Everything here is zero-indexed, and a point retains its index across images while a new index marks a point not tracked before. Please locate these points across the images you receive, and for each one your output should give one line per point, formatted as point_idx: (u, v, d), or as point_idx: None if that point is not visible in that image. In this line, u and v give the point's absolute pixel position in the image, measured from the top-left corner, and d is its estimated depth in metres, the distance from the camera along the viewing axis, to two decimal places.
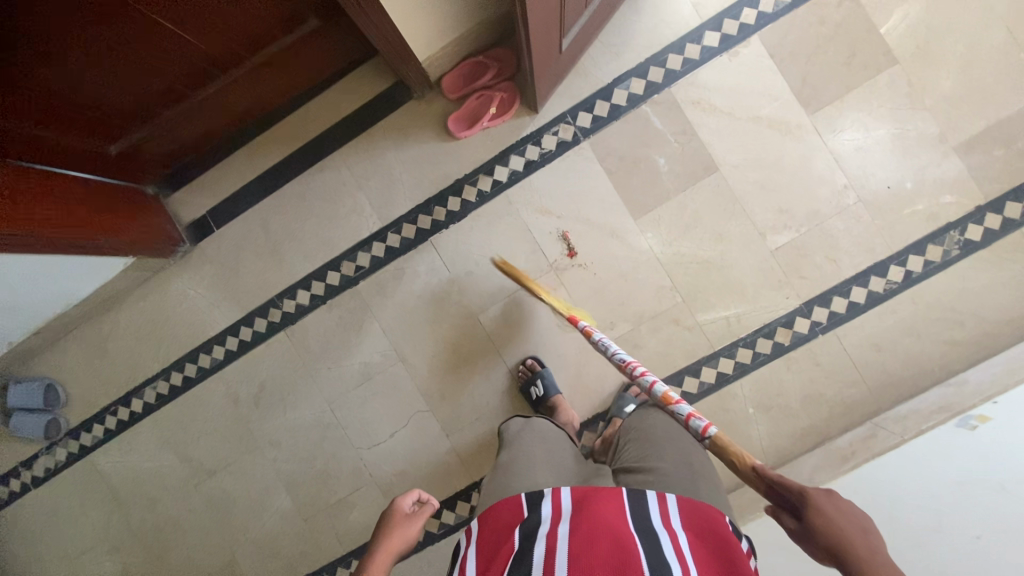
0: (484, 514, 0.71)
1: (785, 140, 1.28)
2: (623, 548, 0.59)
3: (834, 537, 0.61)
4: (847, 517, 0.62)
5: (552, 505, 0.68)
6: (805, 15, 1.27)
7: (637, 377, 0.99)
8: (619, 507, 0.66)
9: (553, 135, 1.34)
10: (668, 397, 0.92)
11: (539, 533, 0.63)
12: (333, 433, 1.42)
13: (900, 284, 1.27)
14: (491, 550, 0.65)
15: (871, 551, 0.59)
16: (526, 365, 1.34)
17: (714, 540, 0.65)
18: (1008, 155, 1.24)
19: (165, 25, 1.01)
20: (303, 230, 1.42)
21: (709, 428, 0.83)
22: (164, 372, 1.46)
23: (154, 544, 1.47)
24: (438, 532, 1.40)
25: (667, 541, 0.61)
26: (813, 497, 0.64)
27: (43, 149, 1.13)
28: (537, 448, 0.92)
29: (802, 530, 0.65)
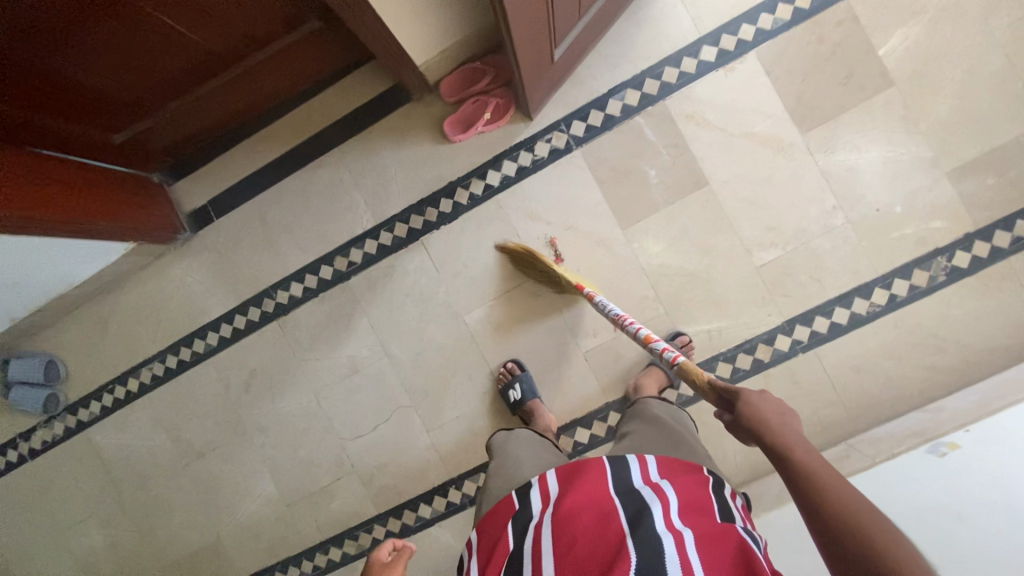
0: (481, 524, 0.85)
1: (776, 158, 1.28)
2: (603, 510, 0.72)
3: (757, 422, 0.66)
4: (771, 405, 0.68)
5: (540, 493, 0.81)
6: (803, 34, 1.27)
7: (626, 327, 1.05)
8: (600, 476, 0.79)
9: (546, 143, 1.35)
10: (648, 338, 0.99)
11: (532, 521, 0.77)
12: (318, 423, 1.46)
13: (883, 307, 1.27)
14: (491, 545, 0.79)
15: (796, 435, 0.65)
16: (506, 369, 1.37)
17: (691, 485, 0.77)
18: (1001, 183, 1.24)
19: (164, 20, 1.04)
20: (298, 224, 1.45)
21: (679, 357, 0.88)
22: (160, 355, 1.51)
23: (144, 519, 1.53)
24: (415, 525, 1.43)
25: (646, 491, 0.74)
26: (748, 393, 0.70)
27: (52, 133, 1.18)
28: (518, 446, 1.02)
29: (734, 421, 0.70)
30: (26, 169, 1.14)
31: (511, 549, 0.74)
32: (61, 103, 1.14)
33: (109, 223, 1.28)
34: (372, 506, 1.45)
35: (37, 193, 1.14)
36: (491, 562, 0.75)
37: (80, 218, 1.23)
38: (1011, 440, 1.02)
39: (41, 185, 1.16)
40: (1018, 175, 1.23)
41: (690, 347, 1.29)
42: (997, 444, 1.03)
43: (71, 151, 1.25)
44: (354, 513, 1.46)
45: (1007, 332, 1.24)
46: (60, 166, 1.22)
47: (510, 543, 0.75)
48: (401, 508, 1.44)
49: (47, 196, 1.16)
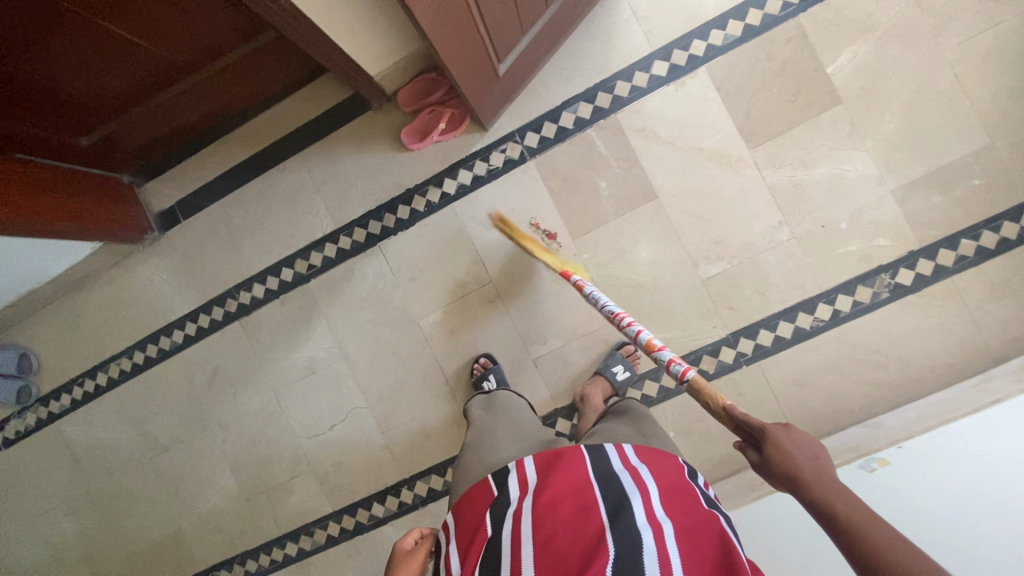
0: (458, 507, 0.81)
1: (723, 173, 1.30)
2: (583, 499, 0.69)
3: (792, 468, 0.67)
4: (803, 448, 0.69)
5: (518, 479, 0.78)
6: (753, 50, 1.28)
7: (623, 327, 1.01)
8: (581, 463, 0.76)
9: (501, 153, 1.38)
10: (651, 344, 0.95)
11: (510, 508, 0.73)
12: (277, 421, 1.50)
13: (826, 322, 1.29)
14: (470, 531, 0.74)
15: (832, 482, 0.66)
16: (479, 364, 1.38)
17: (669, 472, 0.76)
18: (946, 202, 1.24)
19: (106, 25, 1.08)
20: (261, 227, 1.48)
21: (688, 372, 0.87)
22: (128, 351, 1.55)
23: (110, 509, 1.58)
24: (368, 523, 1.47)
25: (625, 479, 0.72)
26: (777, 433, 0.70)
27: (26, 141, 1.23)
28: (497, 426, 1.00)
29: (762, 461, 0.71)
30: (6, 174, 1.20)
31: (490, 536, 0.70)
32: (31, 113, 1.20)
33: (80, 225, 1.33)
34: (327, 503, 1.48)
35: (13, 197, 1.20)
36: (468, 552, 0.71)
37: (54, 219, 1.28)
38: (936, 457, 1.04)
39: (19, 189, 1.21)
40: (963, 195, 1.23)
41: (635, 356, 1.35)
42: (923, 461, 1.05)
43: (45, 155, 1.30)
44: (310, 510, 1.49)
45: (949, 350, 1.25)
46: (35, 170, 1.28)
47: (488, 530, 0.72)
48: (355, 506, 1.47)
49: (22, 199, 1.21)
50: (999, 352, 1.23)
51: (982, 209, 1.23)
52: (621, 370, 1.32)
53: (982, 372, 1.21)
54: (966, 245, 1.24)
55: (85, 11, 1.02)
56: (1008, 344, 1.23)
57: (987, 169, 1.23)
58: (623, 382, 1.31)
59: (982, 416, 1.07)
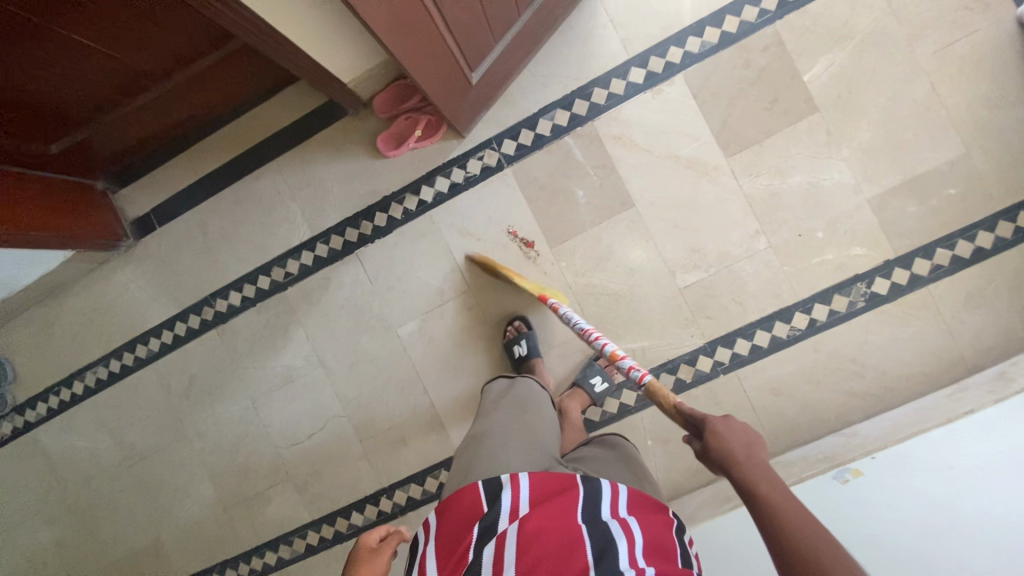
0: (442, 508, 0.79)
1: (701, 181, 1.29)
2: (570, 537, 0.68)
3: (726, 452, 0.69)
4: (736, 434, 0.70)
5: (510, 499, 0.74)
6: (729, 57, 1.27)
7: (591, 342, 1.04)
8: (573, 503, 0.74)
9: (477, 160, 1.37)
10: (614, 354, 0.98)
11: (496, 530, 0.71)
12: (255, 429, 1.49)
13: (803, 330, 1.28)
14: (449, 546, 0.73)
15: (761, 465, 0.67)
16: (514, 326, 1.36)
17: (658, 528, 0.75)
18: (922, 211, 1.24)
19: (67, 34, 1.07)
20: (237, 234, 1.47)
21: (644, 377, 0.89)
22: (104, 359, 1.54)
23: (88, 518, 1.57)
24: (347, 532, 1.46)
25: (613, 526, 0.71)
26: (712, 421, 0.73)
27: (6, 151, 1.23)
28: (505, 427, 0.93)
29: (703, 449, 0.72)
30: None
31: (471, 558, 0.70)
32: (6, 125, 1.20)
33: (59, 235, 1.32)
34: (307, 513, 1.48)
35: None
36: (446, 567, 0.71)
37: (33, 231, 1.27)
38: (909, 470, 1.04)
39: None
40: (939, 205, 1.23)
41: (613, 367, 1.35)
42: (897, 473, 1.05)
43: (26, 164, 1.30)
44: (289, 519, 1.49)
45: (924, 359, 1.25)
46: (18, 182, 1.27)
47: (470, 550, 0.71)
48: (334, 515, 1.47)
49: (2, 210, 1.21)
50: (974, 361, 1.23)
51: (957, 218, 1.23)
52: (600, 381, 1.31)
53: (957, 381, 1.21)
54: (941, 254, 1.24)
55: (42, 19, 1.02)
56: (983, 354, 1.23)
57: (962, 178, 1.22)
58: (600, 394, 1.31)
59: (955, 427, 1.07)
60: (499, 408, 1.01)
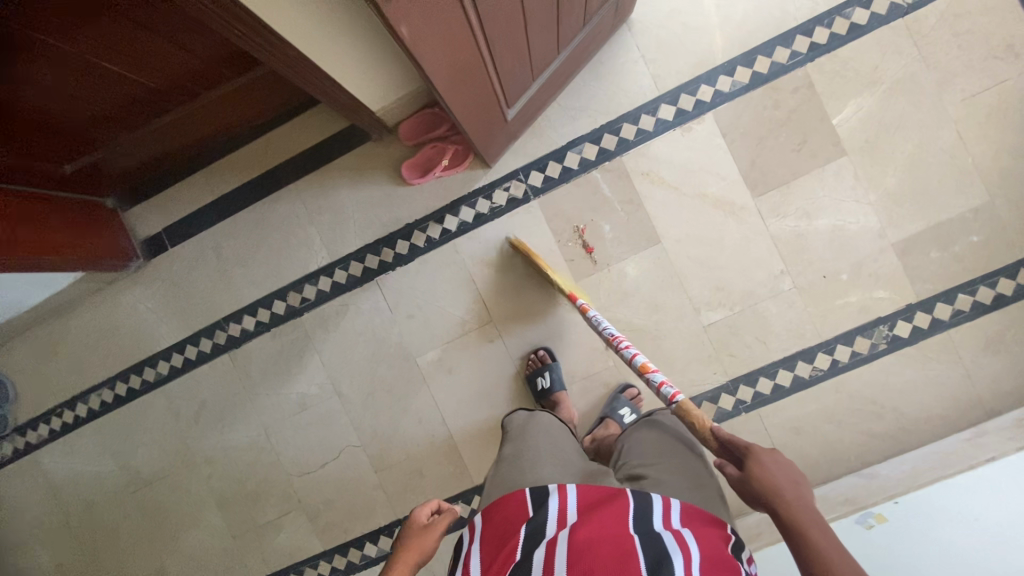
0: (488, 508, 0.79)
1: (728, 220, 1.29)
2: (622, 544, 0.66)
3: (771, 487, 0.68)
4: (785, 471, 0.69)
5: (557, 506, 0.75)
6: (760, 98, 1.28)
7: (620, 350, 1.02)
8: (625, 514, 0.71)
9: (504, 191, 1.36)
10: (645, 368, 0.95)
11: (545, 534, 0.71)
12: (267, 457, 1.46)
13: (825, 371, 1.29)
14: (494, 544, 0.73)
15: (807, 505, 0.67)
16: (537, 356, 1.34)
17: (714, 543, 0.70)
18: (945, 257, 1.25)
19: (91, 59, 1.01)
20: (253, 257, 1.44)
21: (677, 395, 0.85)
22: (110, 381, 1.49)
23: (89, 543, 1.52)
24: (359, 563, 1.44)
25: (668, 539, 0.67)
26: (757, 451, 0.71)
27: (20, 171, 1.17)
28: (543, 444, 0.91)
29: (741, 476, 0.71)
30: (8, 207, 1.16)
31: (518, 557, 0.69)
32: (17, 147, 1.13)
33: (76, 259, 1.29)
34: (318, 542, 1.45)
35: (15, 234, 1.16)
36: (492, 565, 0.70)
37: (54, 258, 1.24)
38: (931, 514, 1.04)
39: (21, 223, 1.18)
40: (961, 251, 1.25)
41: (639, 400, 1.32)
42: (922, 518, 1.04)
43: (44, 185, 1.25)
44: (299, 549, 1.46)
45: (943, 403, 1.27)
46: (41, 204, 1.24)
47: (518, 549, 0.70)
48: (346, 546, 1.44)
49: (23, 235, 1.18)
50: (992, 405, 1.25)
51: (980, 265, 1.25)
52: (628, 413, 1.26)
53: (976, 425, 1.23)
54: (963, 300, 1.25)
55: (63, 44, 0.95)
56: (999, 399, 1.25)
57: (985, 226, 1.24)
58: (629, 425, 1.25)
59: (978, 473, 1.08)
60: (532, 425, 0.96)
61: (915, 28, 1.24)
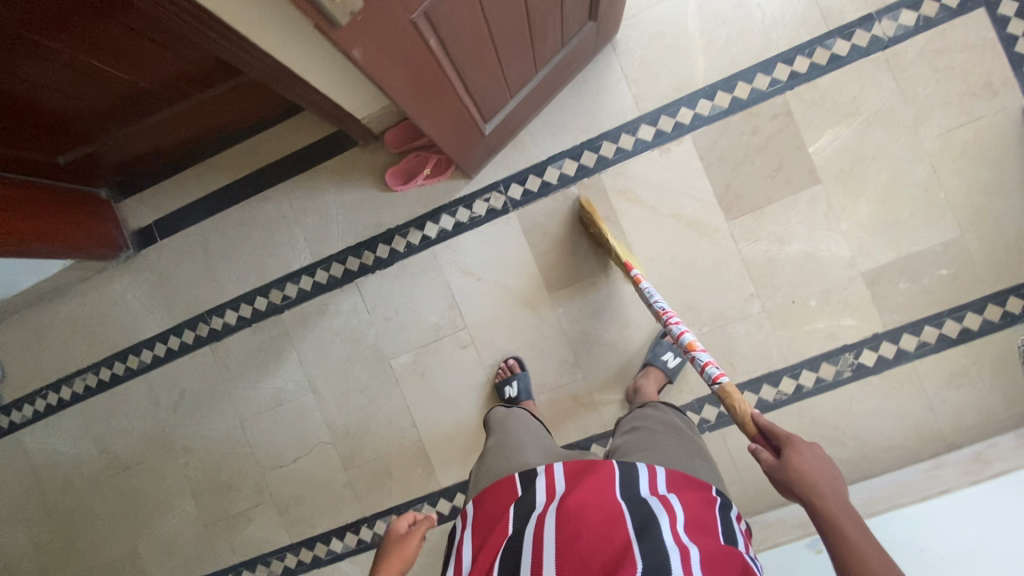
0: (479, 496, 0.82)
1: (701, 241, 1.31)
2: (609, 508, 0.68)
3: (807, 477, 0.69)
4: (822, 465, 0.70)
5: (546, 483, 0.78)
6: (738, 123, 1.30)
7: (669, 325, 1.03)
8: (611, 479, 0.74)
9: (484, 202, 1.38)
10: (692, 345, 0.96)
11: (534, 510, 0.73)
12: (241, 449, 1.49)
13: (790, 395, 1.31)
14: (486, 525, 0.76)
15: (841, 499, 0.67)
16: (506, 364, 1.37)
17: (699, 506, 0.73)
18: (914, 289, 1.27)
19: (83, 58, 1.05)
20: (238, 253, 1.47)
21: (720, 376, 0.87)
22: (94, 367, 1.53)
23: (66, 523, 1.56)
24: (325, 557, 1.47)
25: (655, 502, 0.70)
26: (799, 443, 0.72)
27: (14, 160, 1.21)
28: (524, 432, 0.97)
29: (777, 465, 0.72)
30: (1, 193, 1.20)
31: (511, 533, 0.72)
32: (13, 136, 1.17)
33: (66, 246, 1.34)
34: (286, 535, 1.48)
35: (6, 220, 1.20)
36: (484, 546, 0.72)
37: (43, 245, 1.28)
38: None
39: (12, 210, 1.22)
40: (930, 284, 1.26)
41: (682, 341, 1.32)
42: None
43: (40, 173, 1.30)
44: (268, 540, 1.49)
45: (905, 434, 1.28)
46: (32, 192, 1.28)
47: (509, 527, 0.73)
48: (313, 540, 1.47)
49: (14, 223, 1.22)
50: (952, 438, 1.27)
51: (947, 297, 1.26)
52: (671, 357, 1.30)
53: (935, 457, 1.25)
54: (929, 332, 1.27)
55: (49, 41, 0.99)
56: (960, 432, 1.27)
57: (955, 260, 1.25)
58: (673, 369, 1.29)
59: (928, 505, 1.09)
60: (511, 418, 1.03)
61: (894, 61, 1.26)
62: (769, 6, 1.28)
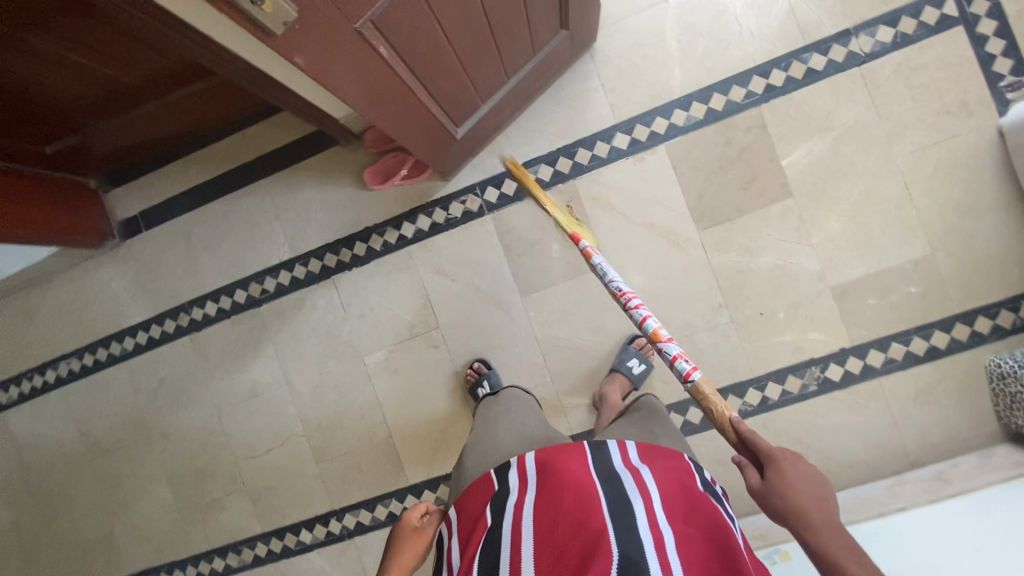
0: (459, 499, 0.79)
1: (671, 250, 1.32)
2: (585, 494, 0.68)
3: (792, 502, 0.66)
4: (810, 485, 0.67)
5: (520, 474, 0.76)
6: (713, 134, 1.30)
7: (631, 309, 0.95)
8: (584, 463, 0.74)
9: (460, 204, 1.40)
10: (657, 334, 0.90)
11: (511, 502, 0.72)
12: (217, 438, 1.52)
13: (755, 407, 1.31)
14: (469, 523, 0.74)
15: (832, 523, 0.65)
16: (474, 368, 1.38)
17: (674, 474, 0.74)
18: (882, 305, 1.27)
19: (67, 55, 1.08)
20: (220, 246, 1.50)
21: (693, 372, 0.81)
22: (78, 352, 1.57)
23: (47, 503, 1.60)
24: (295, 548, 1.49)
25: (628, 481, 0.70)
26: (784, 463, 0.68)
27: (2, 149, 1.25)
28: (503, 419, 0.99)
29: (762, 487, 0.69)
30: None
31: (490, 525, 0.70)
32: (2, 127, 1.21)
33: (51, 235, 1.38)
34: (257, 524, 1.51)
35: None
36: (467, 544, 0.70)
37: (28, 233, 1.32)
38: None
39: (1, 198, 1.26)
40: (899, 301, 1.26)
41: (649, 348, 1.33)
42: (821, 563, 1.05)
43: (31, 163, 1.34)
44: (240, 529, 1.52)
45: (870, 449, 1.28)
46: (23, 181, 1.32)
47: (489, 521, 0.71)
48: (284, 530, 1.50)
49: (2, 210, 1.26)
50: (916, 456, 1.27)
51: (916, 315, 1.26)
52: (636, 364, 1.31)
53: (898, 474, 1.25)
54: (896, 349, 1.27)
55: (37, 39, 1.02)
56: (924, 450, 1.27)
57: (924, 278, 1.25)
58: (638, 376, 1.30)
59: (884, 522, 1.09)
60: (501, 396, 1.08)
61: (870, 77, 1.26)
62: (747, 19, 1.29)
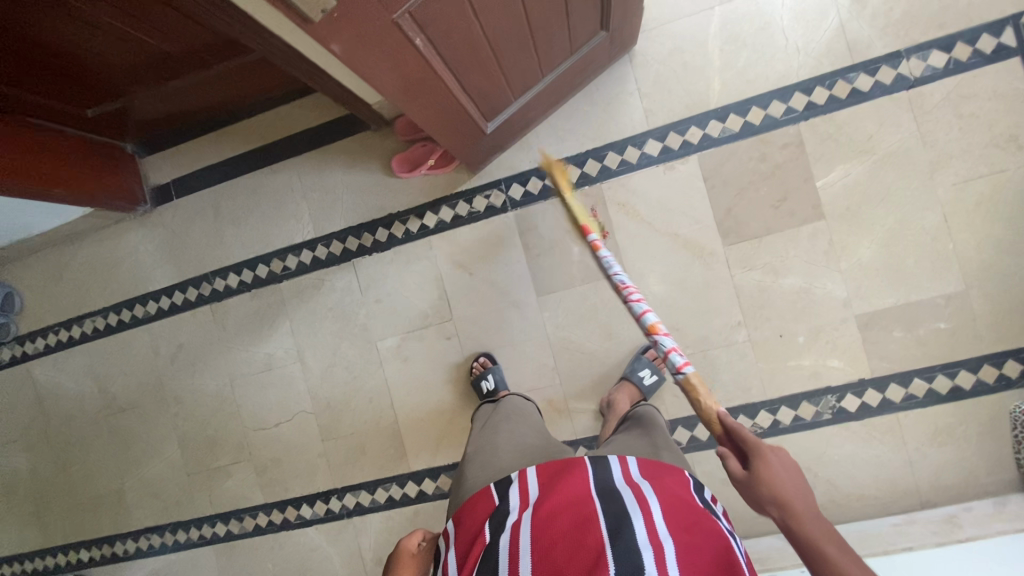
0: (458, 513, 0.79)
1: (694, 263, 1.30)
2: (584, 511, 0.66)
3: (777, 492, 0.65)
4: (792, 476, 0.66)
5: (520, 491, 0.75)
6: (746, 148, 1.27)
7: (630, 302, 0.92)
8: (584, 478, 0.73)
9: (484, 198, 1.40)
10: (654, 327, 0.86)
11: (509, 519, 0.71)
12: (229, 406, 1.56)
13: (765, 429, 1.29)
14: (468, 539, 0.73)
15: (816, 515, 0.63)
16: (478, 363, 1.38)
17: (673, 488, 0.72)
18: (908, 339, 1.23)
19: (113, 24, 1.11)
20: (246, 220, 1.53)
21: (685, 365, 0.79)
22: (104, 311, 1.62)
23: (63, 454, 1.66)
24: (294, 522, 1.52)
25: (627, 495, 0.68)
26: (768, 454, 0.67)
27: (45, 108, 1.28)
28: (501, 430, 0.98)
29: (746, 478, 0.67)
30: (30, 137, 1.28)
31: (489, 540, 0.70)
32: (47, 89, 1.24)
33: (84, 196, 1.41)
34: (260, 495, 1.54)
35: (29, 163, 1.28)
36: (466, 560, 0.70)
37: (61, 193, 1.36)
38: None
39: (37, 155, 1.30)
40: (925, 335, 1.22)
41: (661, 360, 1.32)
42: None
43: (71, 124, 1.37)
44: (243, 498, 1.55)
45: (880, 485, 1.25)
46: (61, 141, 1.36)
47: (487, 536, 0.70)
48: (285, 503, 1.53)
49: (38, 168, 1.30)
50: (928, 497, 1.23)
51: (942, 352, 1.22)
52: (647, 375, 1.30)
53: (907, 513, 1.21)
54: (918, 385, 1.23)
55: (84, 6, 1.04)
56: (938, 492, 1.23)
57: (954, 315, 1.21)
58: (649, 387, 1.29)
59: (887, 560, 1.06)
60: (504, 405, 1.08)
61: (918, 102, 1.21)
62: (794, 33, 1.25)
